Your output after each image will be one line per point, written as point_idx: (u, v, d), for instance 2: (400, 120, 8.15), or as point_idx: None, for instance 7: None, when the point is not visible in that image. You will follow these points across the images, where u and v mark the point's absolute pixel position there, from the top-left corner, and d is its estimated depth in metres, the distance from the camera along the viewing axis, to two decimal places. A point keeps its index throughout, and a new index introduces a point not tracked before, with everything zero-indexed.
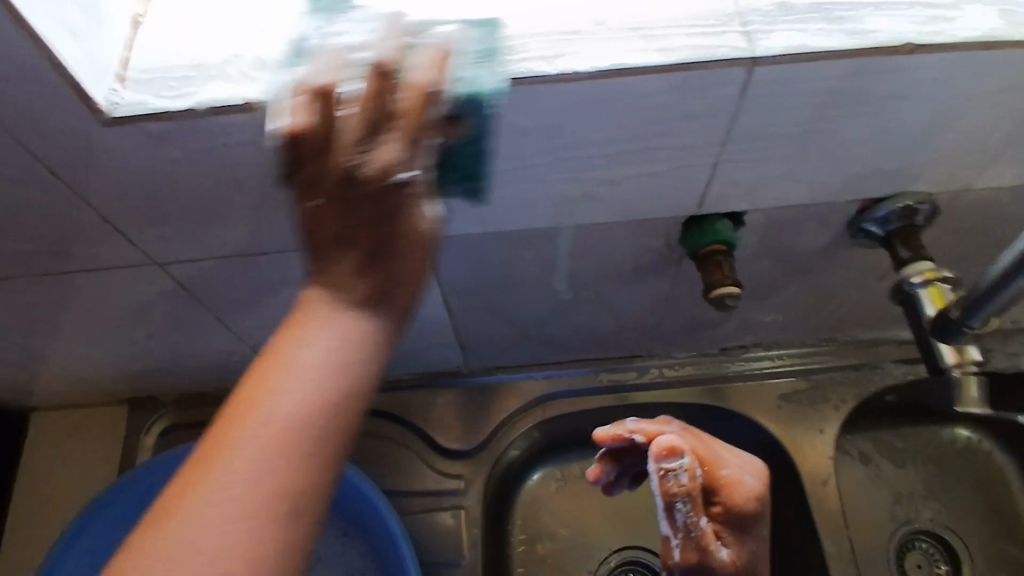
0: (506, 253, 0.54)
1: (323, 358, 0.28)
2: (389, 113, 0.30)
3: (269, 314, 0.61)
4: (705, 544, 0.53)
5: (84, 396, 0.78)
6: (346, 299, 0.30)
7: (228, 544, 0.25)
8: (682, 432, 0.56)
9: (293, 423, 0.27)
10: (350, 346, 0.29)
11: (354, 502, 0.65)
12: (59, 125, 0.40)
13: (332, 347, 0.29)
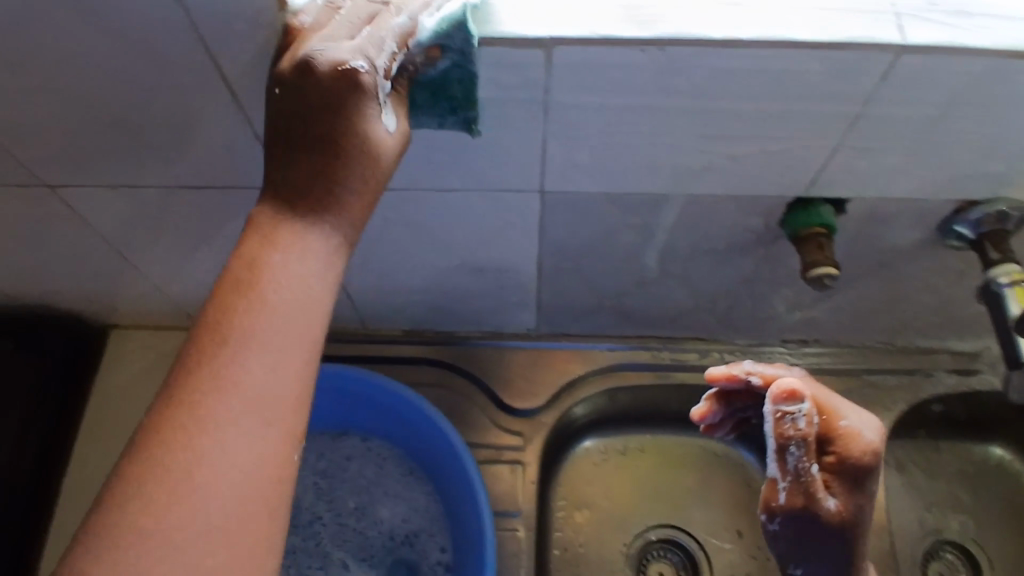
0: (612, 217, 0.57)
1: (289, 292, 0.34)
2: (331, 101, 0.37)
3: (373, 252, 0.64)
4: (816, 491, 0.51)
5: (167, 317, 0.82)
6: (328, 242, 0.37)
7: (236, 492, 0.30)
8: (804, 379, 0.54)
9: (264, 397, 0.32)
10: (302, 275, 0.35)
11: (428, 442, 0.68)
12: (248, 38, 0.43)
13: (310, 277, 0.35)
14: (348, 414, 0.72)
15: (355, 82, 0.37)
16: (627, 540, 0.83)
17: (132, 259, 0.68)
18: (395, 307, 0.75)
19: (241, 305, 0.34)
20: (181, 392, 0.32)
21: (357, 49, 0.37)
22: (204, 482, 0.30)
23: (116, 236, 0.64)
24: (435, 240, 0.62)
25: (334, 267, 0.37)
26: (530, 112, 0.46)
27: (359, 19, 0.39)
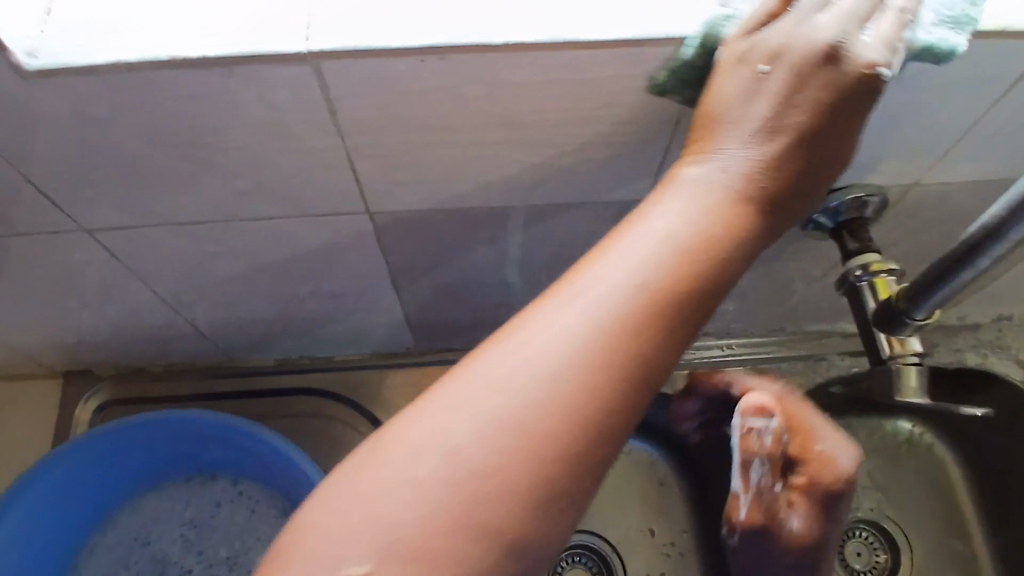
0: (455, 233, 0.53)
1: (567, 325, 0.30)
2: (789, 103, 0.34)
3: (214, 287, 0.59)
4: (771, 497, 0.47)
5: (12, 367, 0.74)
6: (668, 233, 0.33)
7: (424, 499, 0.27)
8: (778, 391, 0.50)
9: (544, 410, 0.28)
10: (587, 322, 0.30)
11: (296, 483, 0.63)
12: None
13: (573, 316, 0.30)
14: (213, 458, 0.67)
15: (853, 88, 0.33)
16: None
17: None
18: (258, 339, 0.69)
19: (523, 319, 0.31)
20: (410, 419, 0.29)
21: (840, 26, 0.33)
22: (349, 528, 0.26)
23: None
24: (276, 269, 0.57)
25: (608, 300, 0.31)
26: (324, 133, 0.41)
27: (809, 6, 0.34)
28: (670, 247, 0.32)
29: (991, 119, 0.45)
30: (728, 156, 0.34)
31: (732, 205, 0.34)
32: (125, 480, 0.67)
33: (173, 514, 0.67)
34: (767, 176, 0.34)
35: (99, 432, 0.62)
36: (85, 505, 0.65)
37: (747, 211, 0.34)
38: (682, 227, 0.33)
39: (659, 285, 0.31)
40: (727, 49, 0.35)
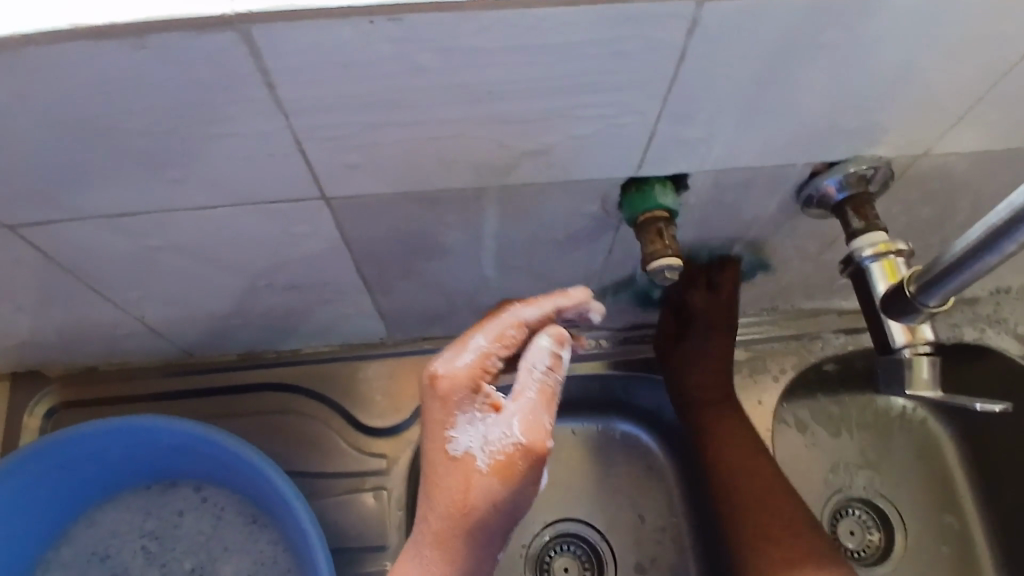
0: (421, 218, 0.48)
1: (427, 538, 0.40)
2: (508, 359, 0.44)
3: (160, 282, 0.53)
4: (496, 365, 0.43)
5: None
6: (459, 486, 0.40)
7: None
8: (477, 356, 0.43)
9: (426, 570, 0.40)
10: (445, 531, 0.40)
11: (264, 489, 0.59)
12: None
13: (434, 512, 0.40)
14: (171, 464, 0.62)
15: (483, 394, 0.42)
16: (524, 542, 0.77)
17: None
18: (215, 335, 0.64)
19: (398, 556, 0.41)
20: None
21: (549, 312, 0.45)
22: None
23: None
24: (226, 262, 0.51)
25: (447, 495, 0.40)
26: (265, 111, 0.36)
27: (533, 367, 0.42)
28: (457, 464, 0.40)
29: (1013, 79, 0.41)
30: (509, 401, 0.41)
31: (519, 420, 0.40)
32: (76, 493, 0.61)
33: (131, 526, 0.62)
34: (535, 419, 0.41)
35: (44, 443, 0.57)
36: (33, 522, 0.60)
37: (515, 469, 0.40)
38: (475, 439, 0.40)
39: (465, 477, 0.40)
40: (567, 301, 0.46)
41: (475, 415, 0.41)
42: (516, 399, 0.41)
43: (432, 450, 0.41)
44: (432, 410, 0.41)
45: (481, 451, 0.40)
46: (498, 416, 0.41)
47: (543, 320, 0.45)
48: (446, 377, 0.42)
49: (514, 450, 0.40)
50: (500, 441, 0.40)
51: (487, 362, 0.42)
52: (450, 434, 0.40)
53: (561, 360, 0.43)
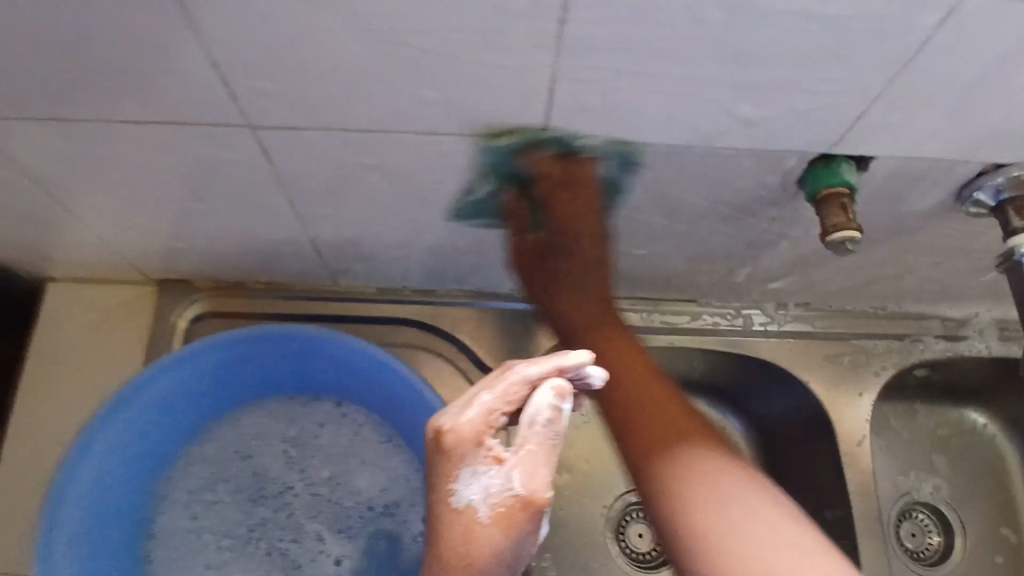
0: (615, 168, 0.52)
1: (485, 542, 0.40)
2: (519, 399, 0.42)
3: (349, 202, 0.57)
4: (494, 419, 0.41)
5: (104, 271, 0.72)
6: (461, 501, 0.40)
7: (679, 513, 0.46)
8: (489, 409, 0.41)
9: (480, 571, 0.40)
10: (480, 535, 0.40)
11: (408, 411, 0.63)
12: None
13: (489, 537, 0.40)
14: (318, 379, 0.66)
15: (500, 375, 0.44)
16: (606, 503, 0.85)
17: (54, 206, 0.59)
18: (367, 263, 0.68)
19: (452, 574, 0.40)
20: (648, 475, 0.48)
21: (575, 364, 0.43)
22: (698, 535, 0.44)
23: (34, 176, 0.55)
24: (419, 189, 0.55)
25: (481, 523, 0.40)
26: (541, 46, 0.40)
27: (524, 430, 0.40)
28: (475, 477, 0.40)
29: None
30: (511, 466, 0.39)
31: (524, 506, 0.40)
32: (224, 394, 0.65)
33: (272, 430, 0.67)
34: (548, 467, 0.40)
35: (211, 343, 0.61)
36: (186, 415, 0.64)
37: (519, 520, 0.40)
38: (492, 478, 0.40)
39: (486, 518, 0.39)
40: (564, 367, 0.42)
41: (478, 468, 0.40)
42: (515, 451, 0.40)
43: (442, 499, 0.41)
44: (437, 462, 0.41)
45: (502, 496, 0.39)
46: (500, 468, 0.40)
47: (543, 378, 0.42)
48: (451, 432, 0.40)
49: (513, 501, 0.39)
50: (517, 481, 0.39)
51: (490, 419, 0.41)
52: (455, 478, 0.40)
53: (563, 413, 0.40)
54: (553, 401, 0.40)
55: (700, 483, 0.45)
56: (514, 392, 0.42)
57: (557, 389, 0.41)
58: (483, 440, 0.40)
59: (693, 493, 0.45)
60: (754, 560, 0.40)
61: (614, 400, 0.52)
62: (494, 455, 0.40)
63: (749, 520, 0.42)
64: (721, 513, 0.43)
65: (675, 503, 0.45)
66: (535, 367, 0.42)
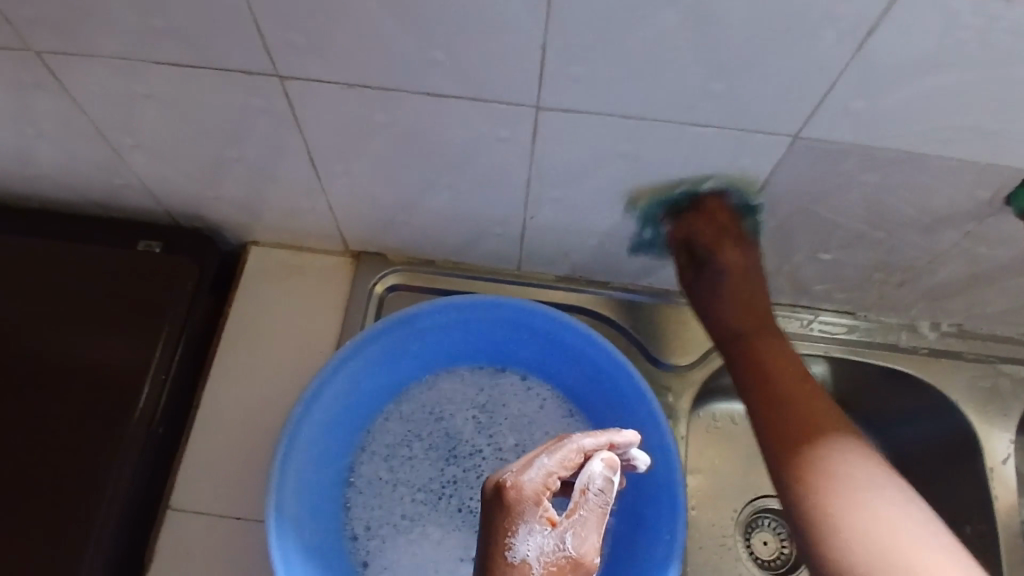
0: (843, 170, 0.58)
1: None
2: (539, 498, 0.49)
3: (582, 188, 0.63)
4: (542, 487, 0.49)
5: (308, 240, 0.78)
6: (512, 554, 0.46)
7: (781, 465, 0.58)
8: (546, 470, 0.50)
9: None
10: None
11: (603, 384, 0.68)
12: None
13: None
14: (511, 351, 0.71)
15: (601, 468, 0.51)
16: (736, 507, 0.88)
17: (306, 170, 0.65)
18: (562, 250, 0.74)
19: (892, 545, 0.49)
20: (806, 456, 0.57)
21: (591, 472, 0.49)
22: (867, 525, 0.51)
23: (309, 140, 0.61)
24: (652, 179, 0.61)
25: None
26: (843, 49, 0.46)
27: (580, 490, 0.49)
28: (529, 534, 0.46)
29: None
30: (565, 530, 0.47)
31: (583, 563, 0.46)
32: (423, 358, 0.70)
33: (463, 396, 0.72)
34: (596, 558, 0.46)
35: (432, 307, 0.66)
36: (390, 375, 0.69)
37: (566, 572, 0.46)
38: (551, 535, 0.46)
39: (544, 568, 0.45)
40: (609, 457, 0.50)
41: (533, 526, 0.47)
42: (569, 517, 0.48)
43: (493, 560, 0.46)
44: (495, 518, 0.48)
45: (554, 559, 0.45)
46: (554, 529, 0.47)
47: (598, 448, 0.52)
48: (513, 489, 0.49)
49: (564, 563, 0.46)
50: (576, 543, 0.47)
51: (547, 480, 0.49)
52: (513, 538, 0.46)
53: (614, 485, 0.49)
54: (605, 471, 0.49)
55: (863, 492, 0.53)
56: (570, 460, 0.51)
57: (607, 471, 0.49)
58: (538, 493, 0.49)
59: (844, 476, 0.54)
60: (896, 557, 0.48)
61: (762, 400, 0.61)
62: (512, 501, 0.48)
63: (911, 546, 0.49)
64: (876, 519, 0.51)
65: (813, 497, 0.54)
66: (591, 437, 0.52)
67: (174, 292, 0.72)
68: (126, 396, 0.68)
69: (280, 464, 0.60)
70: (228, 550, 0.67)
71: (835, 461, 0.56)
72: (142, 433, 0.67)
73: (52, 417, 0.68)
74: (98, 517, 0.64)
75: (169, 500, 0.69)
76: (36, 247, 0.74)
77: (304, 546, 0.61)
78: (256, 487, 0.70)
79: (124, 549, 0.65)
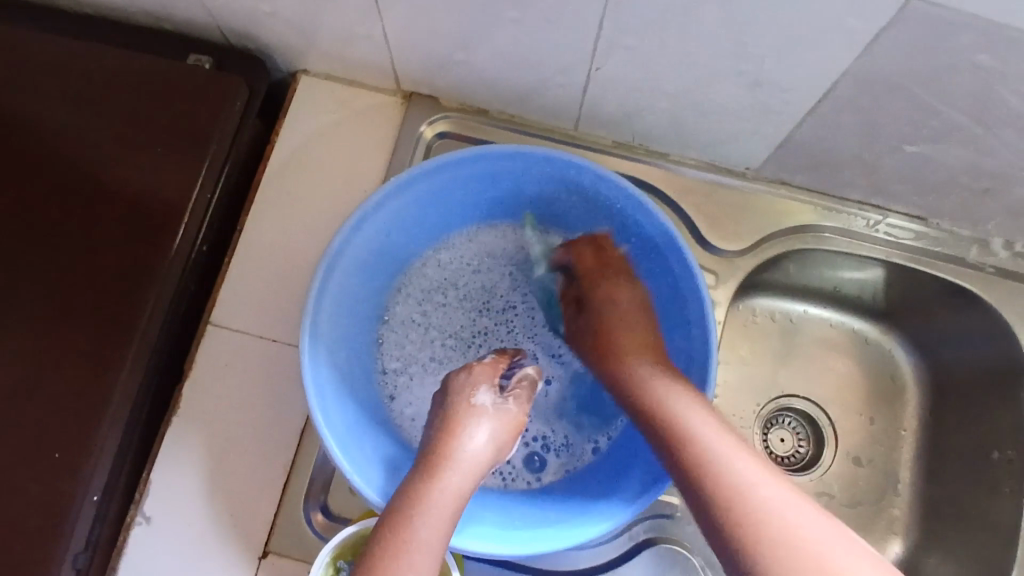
0: (958, 49, 0.51)
1: (490, 456, 0.55)
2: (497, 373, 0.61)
3: (658, 39, 0.58)
4: (498, 367, 0.62)
5: (361, 74, 0.75)
6: (474, 405, 0.57)
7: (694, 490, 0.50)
8: (497, 362, 0.63)
9: (464, 491, 0.52)
10: (498, 430, 0.57)
11: (645, 255, 0.67)
12: None
13: (489, 437, 0.56)
14: (554, 212, 0.70)
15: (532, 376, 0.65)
16: (759, 403, 0.87)
17: None
18: (624, 112, 0.70)
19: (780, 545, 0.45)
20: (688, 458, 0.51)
21: (531, 370, 0.63)
22: (731, 520, 0.47)
23: None
24: (739, 37, 0.55)
25: (494, 429, 0.57)
26: None
27: (521, 377, 0.62)
28: (486, 393, 0.59)
29: None
30: (512, 397, 0.60)
31: (516, 430, 0.58)
32: (466, 209, 0.69)
33: (502, 251, 0.73)
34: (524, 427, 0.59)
35: (482, 154, 0.62)
36: (430, 221, 0.68)
37: (513, 429, 0.58)
38: (501, 400, 0.59)
39: (495, 420, 0.57)
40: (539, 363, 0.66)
41: (487, 389, 0.59)
42: (511, 390, 0.60)
43: (455, 408, 0.57)
44: (457, 384, 0.60)
45: (503, 415, 0.58)
46: (501, 397, 0.59)
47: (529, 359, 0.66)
48: (474, 366, 0.61)
49: (508, 420, 0.58)
50: (518, 410, 0.59)
51: (498, 367, 0.62)
52: (471, 393, 0.58)
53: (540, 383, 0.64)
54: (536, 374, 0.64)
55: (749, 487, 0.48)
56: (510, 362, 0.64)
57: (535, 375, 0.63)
58: (498, 367, 0.62)
59: (735, 486, 0.48)
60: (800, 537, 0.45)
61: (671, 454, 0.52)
62: (474, 369, 0.61)
63: (811, 530, 0.45)
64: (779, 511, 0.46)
65: (707, 491, 0.49)
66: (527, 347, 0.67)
67: (222, 109, 0.70)
68: (171, 207, 0.68)
69: (319, 286, 0.59)
70: (264, 370, 0.70)
71: (713, 475, 0.49)
72: (186, 245, 0.67)
73: (96, 217, 0.68)
74: (143, 321, 0.65)
75: (211, 314, 0.70)
76: (85, 48, 0.72)
77: (338, 372, 0.62)
78: (293, 314, 0.71)
79: (164, 353, 0.67)
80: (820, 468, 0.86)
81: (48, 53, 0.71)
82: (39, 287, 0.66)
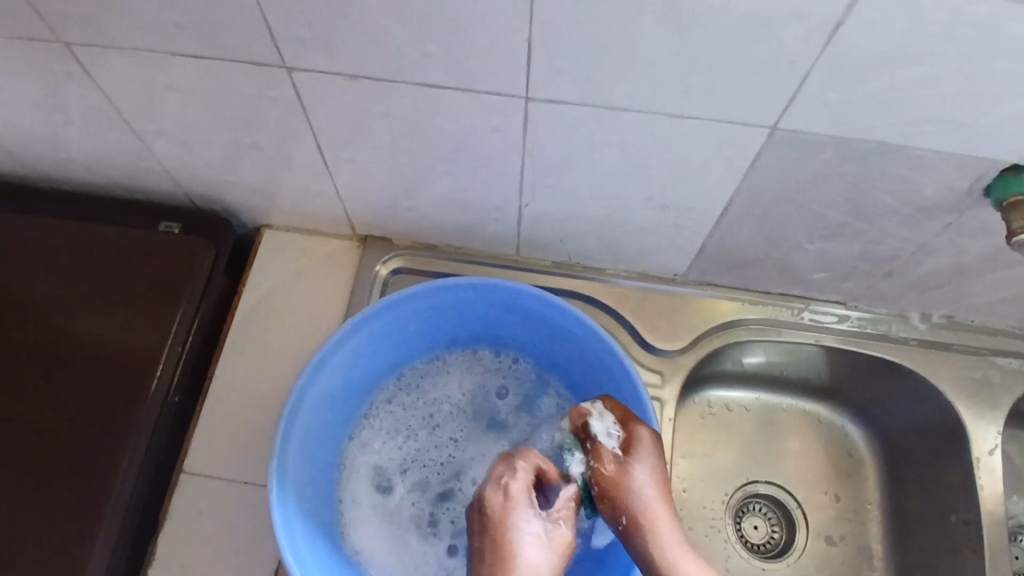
0: (823, 164, 0.60)
1: None
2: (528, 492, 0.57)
3: (573, 176, 0.66)
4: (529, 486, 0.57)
5: (318, 225, 0.83)
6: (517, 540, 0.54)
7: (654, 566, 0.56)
8: (525, 478, 0.57)
9: None
10: (553, 557, 0.55)
11: (589, 364, 0.72)
12: None
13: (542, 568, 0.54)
14: (500, 332, 0.75)
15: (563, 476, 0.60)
16: (726, 492, 0.89)
17: (314, 157, 0.69)
18: (557, 237, 0.77)
19: None
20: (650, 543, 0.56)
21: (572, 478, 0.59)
22: None
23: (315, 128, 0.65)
24: (641, 169, 0.64)
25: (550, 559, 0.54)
26: (813, 44, 0.48)
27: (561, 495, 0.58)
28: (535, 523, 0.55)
29: None
30: (557, 523, 0.56)
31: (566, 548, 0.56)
32: (419, 339, 0.74)
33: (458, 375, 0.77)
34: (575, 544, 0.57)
35: (429, 288, 0.69)
36: (385, 353, 0.73)
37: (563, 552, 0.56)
38: (552, 527, 0.56)
39: (547, 552, 0.54)
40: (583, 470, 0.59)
41: (531, 517, 0.55)
42: (551, 512, 0.57)
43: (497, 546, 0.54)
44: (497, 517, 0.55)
45: (558, 542, 0.55)
46: (548, 521, 0.56)
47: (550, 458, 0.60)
48: (502, 491, 0.56)
49: (557, 543, 0.55)
50: (567, 530, 0.56)
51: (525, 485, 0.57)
52: (518, 529, 0.55)
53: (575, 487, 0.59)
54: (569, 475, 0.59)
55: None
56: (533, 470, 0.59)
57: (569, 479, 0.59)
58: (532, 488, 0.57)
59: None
60: None
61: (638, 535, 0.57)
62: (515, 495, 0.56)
63: None
64: None
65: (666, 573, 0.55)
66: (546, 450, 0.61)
67: (189, 270, 0.76)
68: (142, 368, 0.72)
69: (286, 425, 0.63)
70: (239, 512, 0.72)
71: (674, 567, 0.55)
72: (159, 400, 0.71)
73: (75, 380, 0.72)
74: (115, 484, 0.67)
75: (184, 464, 0.73)
76: (64, 225, 0.78)
77: (305, 507, 0.65)
78: (265, 455, 0.74)
79: (139, 508, 0.69)
80: (795, 553, 0.88)
81: (31, 233, 0.78)
82: (20, 453, 0.69)
